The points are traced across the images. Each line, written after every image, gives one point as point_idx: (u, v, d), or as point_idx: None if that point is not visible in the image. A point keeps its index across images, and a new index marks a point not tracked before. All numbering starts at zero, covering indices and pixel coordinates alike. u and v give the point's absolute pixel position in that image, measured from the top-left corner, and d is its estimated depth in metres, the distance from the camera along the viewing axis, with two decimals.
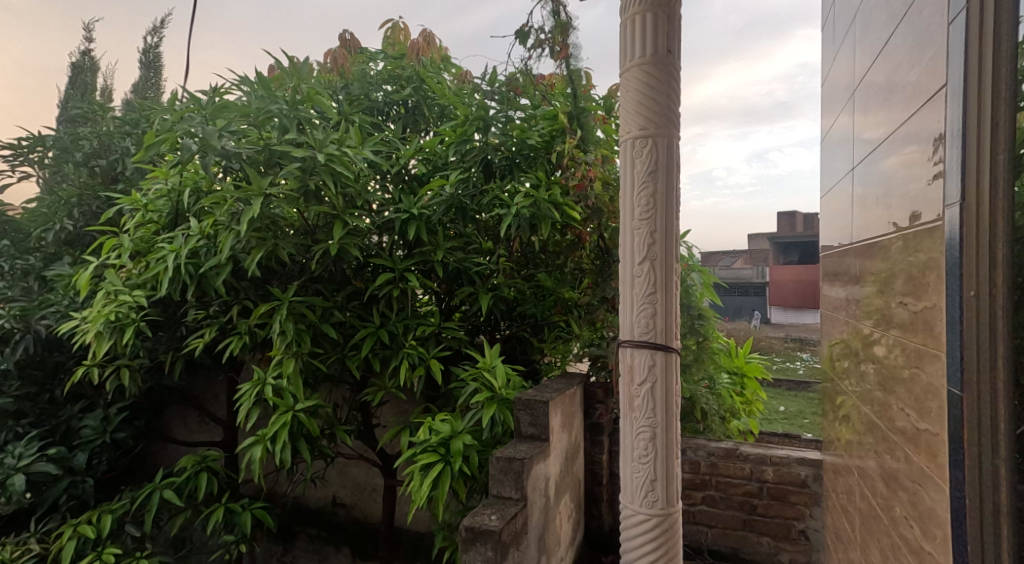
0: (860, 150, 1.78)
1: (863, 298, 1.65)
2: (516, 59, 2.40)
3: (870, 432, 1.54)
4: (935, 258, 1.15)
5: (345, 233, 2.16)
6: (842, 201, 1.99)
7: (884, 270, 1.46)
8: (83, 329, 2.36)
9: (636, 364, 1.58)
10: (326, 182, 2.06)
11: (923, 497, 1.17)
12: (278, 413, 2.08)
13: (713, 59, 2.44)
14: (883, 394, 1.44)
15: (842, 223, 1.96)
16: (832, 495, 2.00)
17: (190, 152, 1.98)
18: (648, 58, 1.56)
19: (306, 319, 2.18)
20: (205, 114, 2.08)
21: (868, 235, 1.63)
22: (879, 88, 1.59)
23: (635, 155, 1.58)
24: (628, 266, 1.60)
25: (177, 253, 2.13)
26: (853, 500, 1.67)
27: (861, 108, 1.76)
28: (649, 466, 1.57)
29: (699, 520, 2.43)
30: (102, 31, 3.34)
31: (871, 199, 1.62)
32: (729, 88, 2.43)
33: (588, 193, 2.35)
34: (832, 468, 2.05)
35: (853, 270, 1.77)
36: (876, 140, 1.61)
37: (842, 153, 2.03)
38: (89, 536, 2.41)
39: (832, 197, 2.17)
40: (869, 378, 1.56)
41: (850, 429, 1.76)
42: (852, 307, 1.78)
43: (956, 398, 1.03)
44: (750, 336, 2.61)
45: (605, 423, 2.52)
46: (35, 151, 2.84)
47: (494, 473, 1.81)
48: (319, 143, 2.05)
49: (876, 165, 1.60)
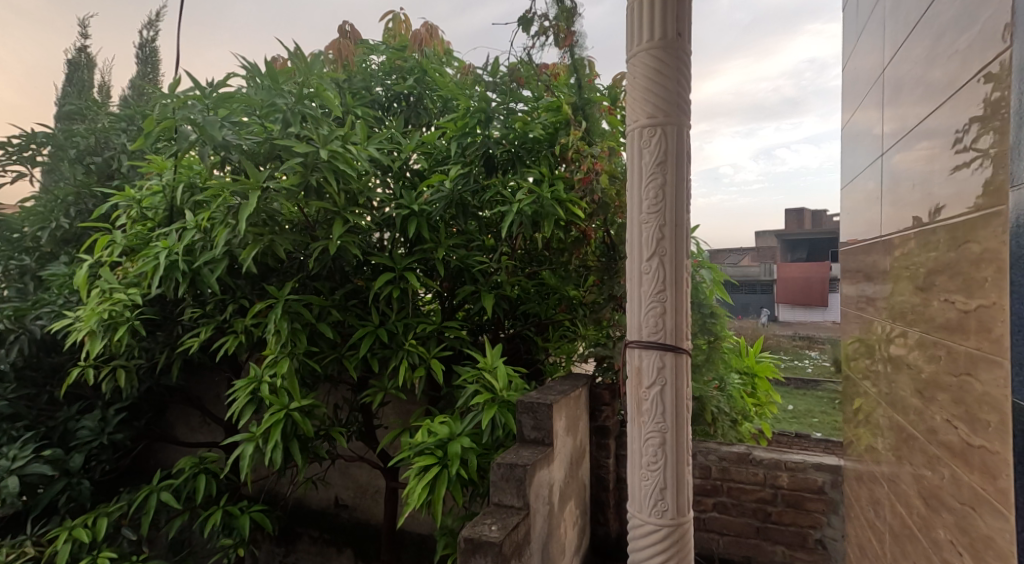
0: (886, 139, 1.68)
1: (893, 296, 1.55)
2: (518, 48, 2.33)
3: (903, 442, 1.45)
4: (998, 252, 1.05)
5: (345, 230, 2.08)
6: (866, 193, 1.89)
7: (923, 267, 1.36)
8: (76, 328, 2.30)
9: (644, 366, 1.51)
10: (329, 180, 1.97)
11: (976, 522, 1.09)
12: (270, 412, 2.02)
13: (720, 55, 2.32)
14: (919, 402, 1.35)
15: (866, 218, 1.86)
16: (854, 505, 1.91)
17: (188, 142, 1.90)
18: (657, 43, 1.48)
19: (301, 318, 2.10)
20: (208, 103, 1.97)
21: (897, 228, 1.53)
22: (911, 71, 1.48)
23: (642, 146, 1.50)
24: (635, 263, 1.52)
25: (168, 250, 2.10)
26: (881, 513, 1.58)
27: (889, 94, 1.66)
28: (658, 474, 1.49)
29: (710, 528, 2.35)
30: (97, 27, 3.27)
31: (901, 191, 1.52)
32: (734, 85, 2.32)
33: (594, 188, 2.25)
34: (854, 475, 1.96)
35: (881, 267, 1.66)
36: (907, 127, 1.51)
37: (865, 144, 1.93)
38: (84, 540, 2.35)
39: (854, 191, 2.07)
40: (900, 383, 1.48)
41: (876, 438, 1.67)
42: (879, 307, 1.68)
43: (1020, 411, 0.95)
44: (761, 336, 2.53)
45: (612, 425, 2.45)
46: (28, 149, 2.79)
47: (495, 479, 1.74)
48: (324, 139, 1.98)
49: (907, 154, 1.49)
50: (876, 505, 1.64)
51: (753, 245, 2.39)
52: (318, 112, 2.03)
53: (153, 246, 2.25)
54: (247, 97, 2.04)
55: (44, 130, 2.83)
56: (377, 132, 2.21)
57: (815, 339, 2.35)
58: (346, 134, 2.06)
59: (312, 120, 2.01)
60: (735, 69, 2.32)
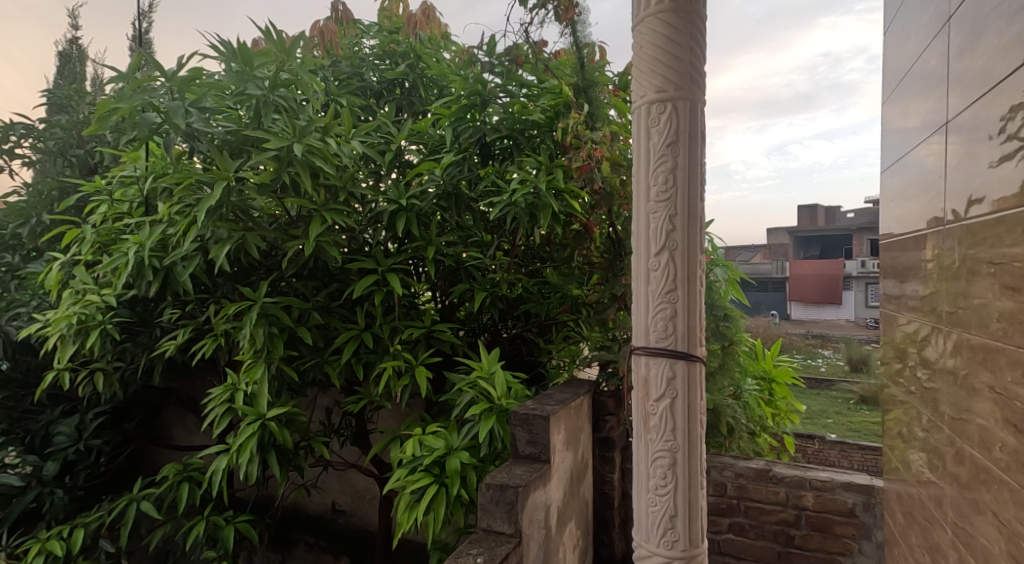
0: (954, 103, 1.41)
1: (966, 296, 1.33)
2: (516, 26, 2.11)
3: (980, 480, 1.25)
4: None
5: (324, 231, 1.92)
6: (918, 174, 1.63)
7: (1015, 262, 1.14)
8: (47, 332, 2.17)
9: (652, 377, 1.34)
10: (303, 176, 1.81)
11: None
12: (246, 423, 1.88)
13: (732, 49, 2.07)
14: (1009, 434, 1.16)
15: (921, 200, 1.60)
16: (901, 536, 1.71)
17: (150, 127, 1.73)
18: (666, 5, 1.31)
19: (279, 322, 1.94)
20: (174, 84, 1.80)
21: (968, 211, 1.32)
22: (1002, 4, 1.21)
23: (650, 124, 1.33)
24: (643, 257, 1.35)
25: (140, 245, 1.93)
26: (942, 552, 1.40)
27: (956, 52, 1.41)
28: (669, 500, 1.32)
29: (725, 551, 2.19)
30: (87, 18, 3.07)
31: (985, 159, 1.26)
32: (746, 79, 2.08)
33: (594, 176, 2.04)
34: (896, 499, 1.77)
35: (945, 263, 1.44)
36: (992, 82, 1.23)
37: (912, 129, 1.72)
38: (59, 554, 2.21)
39: (895, 183, 1.87)
40: (973, 406, 1.29)
41: (932, 463, 1.49)
42: (935, 310, 1.49)
43: None
44: (778, 336, 2.37)
45: (617, 436, 2.28)
46: (7, 141, 2.65)
47: (484, 502, 1.59)
48: (300, 131, 1.81)
49: (995, 115, 1.22)
50: (931, 539, 1.45)
51: (765, 242, 2.24)
52: (293, 102, 1.91)
53: (123, 241, 2.10)
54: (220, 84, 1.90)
55: (22, 120, 2.69)
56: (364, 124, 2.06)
57: (828, 339, 2.10)
58: (327, 126, 1.89)
59: (287, 110, 1.89)
60: (748, 64, 2.08)
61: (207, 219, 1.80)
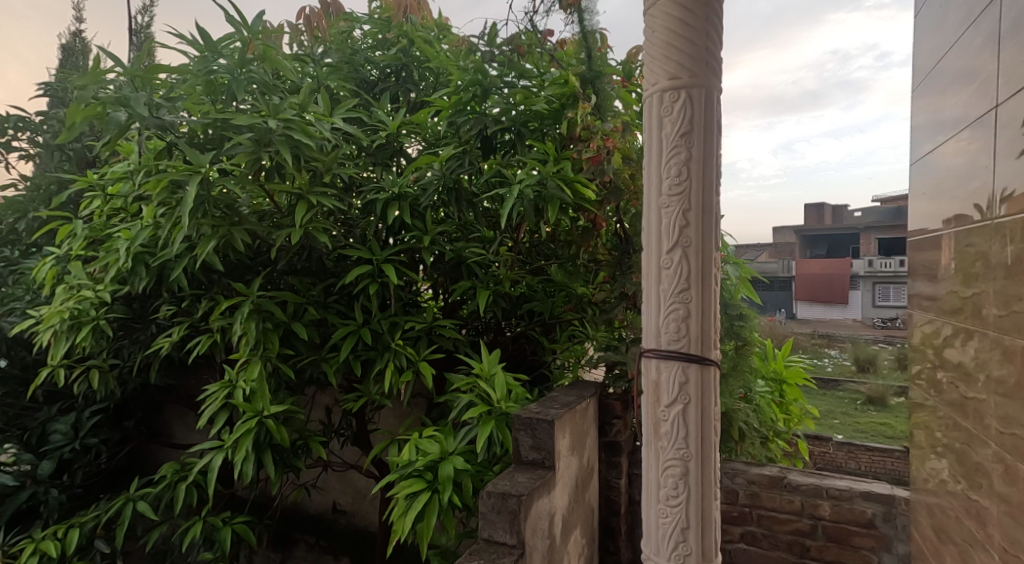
0: (1007, 86, 1.28)
1: (1018, 301, 1.24)
2: (520, 15, 2.10)
3: None
4: None
5: (312, 214, 1.87)
6: (956, 167, 1.51)
7: None
8: (39, 327, 2.12)
9: (663, 381, 1.28)
10: (283, 153, 1.72)
11: None
12: (242, 420, 1.83)
13: (736, 47, 2.03)
14: None
15: (960, 195, 1.48)
16: (934, 552, 1.63)
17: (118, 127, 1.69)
18: None
19: (274, 317, 1.89)
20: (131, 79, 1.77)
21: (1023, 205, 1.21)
22: None
23: (662, 113, 1.26)
24: (654, 255, 1.28)
25: (130, 241, 1.88)
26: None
27: (1009, 28, 1.27)
28: (680, 512, 1.26)
29: (737, 561, 2.12)
30: (92, 8, 2.97)
31: None
32: (750, 78, 2.00)
33: (605, 167, 1.98)
34: (926, 512, 1.69)
35: (989, 263, 1.34)
36: None
37: (948, 117, 1.60)
38: (53, 554, 2.16)
39: (926, 177, 1.78)
40: None
41: (974, 480, 1.40)
42: (974, 312, 1.41)
43: None
44: (786, 336, 2.26)
45: (624, 441, 2.21)
46: (6, 134, 2.63)
47: (485, 511, 1.53)
48: (275, 108, 1.75)
49: None
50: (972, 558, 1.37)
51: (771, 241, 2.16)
52: (268, 82, 1.85)
53: (115, 236, 2.04)
54: (185, 71, 1.79)
55: (19, 113, 2.65)
56: (346, 104, 1.99)
57: (834, 340, 1.95)
58: (303, 104, 1.83)
59: (260, 86, 1.83)
60: (756, 61, 2.00)
61: (190, 218, 1.75)
